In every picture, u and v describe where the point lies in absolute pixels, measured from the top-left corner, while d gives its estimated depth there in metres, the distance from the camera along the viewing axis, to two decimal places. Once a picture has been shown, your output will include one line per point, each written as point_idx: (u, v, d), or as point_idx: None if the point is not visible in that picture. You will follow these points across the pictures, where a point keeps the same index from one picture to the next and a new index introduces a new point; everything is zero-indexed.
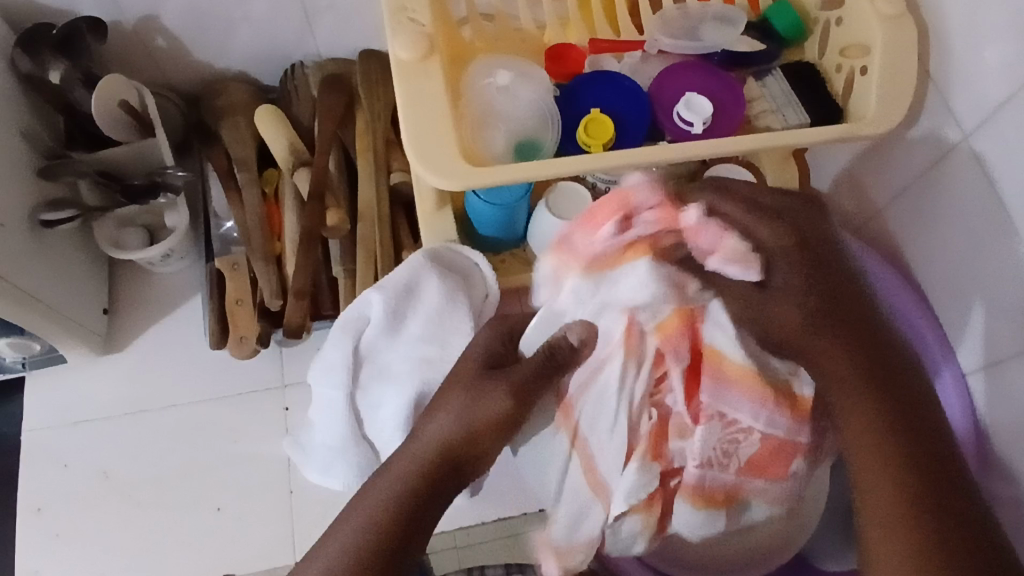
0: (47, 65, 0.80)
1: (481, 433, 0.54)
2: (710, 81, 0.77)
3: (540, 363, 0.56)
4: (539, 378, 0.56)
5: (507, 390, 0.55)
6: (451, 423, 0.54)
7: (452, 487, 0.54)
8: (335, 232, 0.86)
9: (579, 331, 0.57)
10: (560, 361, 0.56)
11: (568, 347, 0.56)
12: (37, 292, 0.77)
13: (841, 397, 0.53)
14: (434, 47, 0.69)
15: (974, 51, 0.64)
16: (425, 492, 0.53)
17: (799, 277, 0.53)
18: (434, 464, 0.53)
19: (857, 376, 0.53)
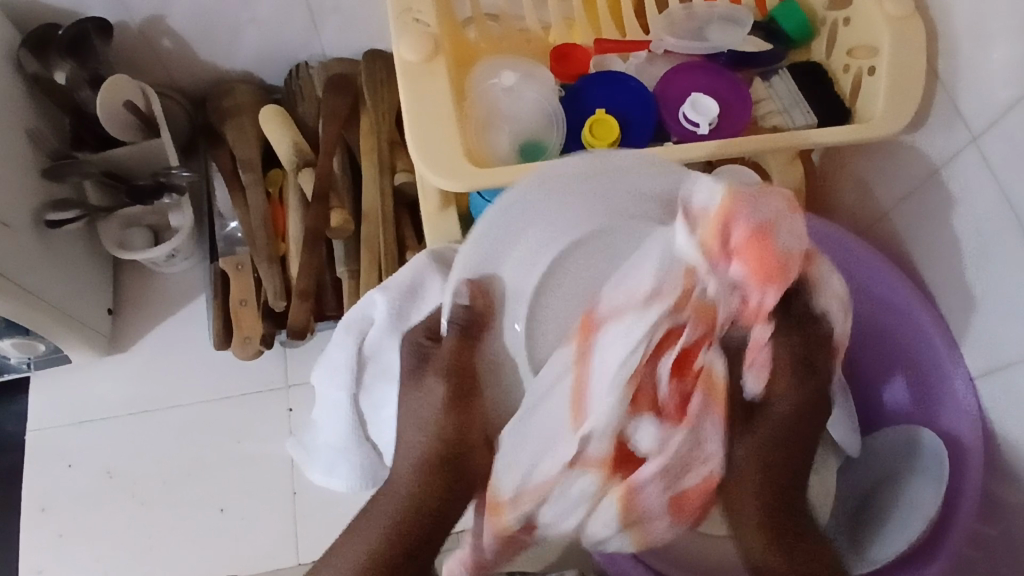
0: (52, 67, 0.80)
1: (454, 425, 0.52)
2: (716, 81, 0.76)
3: (455, 338, 0.54)
4: (465, 351, 0.54)
5: (443, 372, 0.54)
6: (420, 427, 0.53)
7: (453, 498, 0.52)
8: (340, 232, 0.85)
9: (462, 288, 0.54)
10: (466, 326, 0.54)
11: (462, 309, 0.54)
12: (41, 293, 0.77)
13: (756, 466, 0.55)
14: (439, 48, 0.69)
15: (982, 51, 0.64)
16: (421, 507, 0.52)
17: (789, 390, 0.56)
18: (419, 474, 0.52)
19: (770, 460, 0.55)
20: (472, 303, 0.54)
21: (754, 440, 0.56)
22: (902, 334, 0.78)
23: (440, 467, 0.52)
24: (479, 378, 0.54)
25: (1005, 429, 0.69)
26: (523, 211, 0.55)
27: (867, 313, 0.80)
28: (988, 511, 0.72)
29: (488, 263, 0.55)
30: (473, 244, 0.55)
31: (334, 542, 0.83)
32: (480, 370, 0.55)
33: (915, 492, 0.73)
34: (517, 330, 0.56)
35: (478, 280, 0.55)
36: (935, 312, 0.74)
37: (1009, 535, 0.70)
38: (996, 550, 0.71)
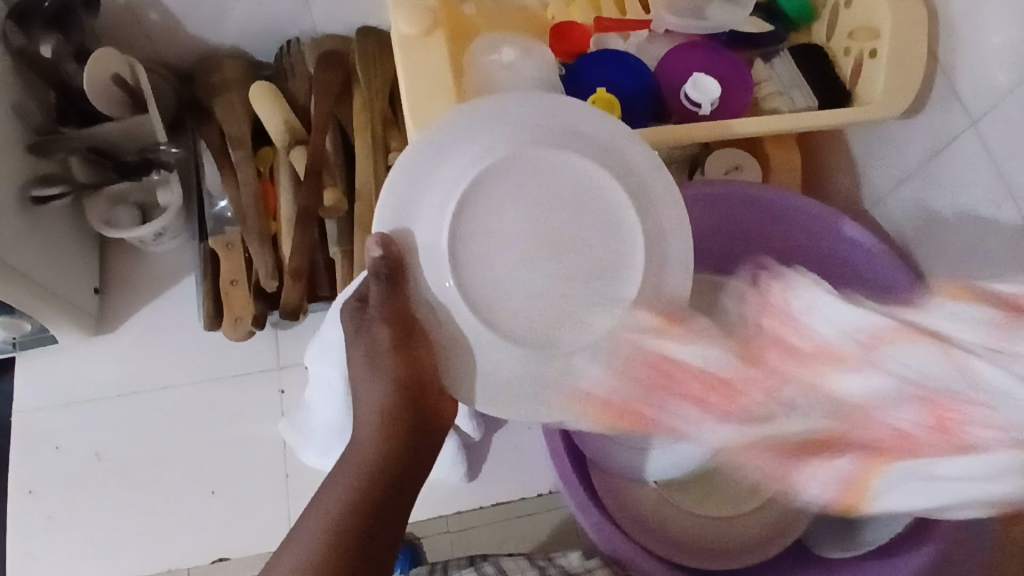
0: (38, 40, 0.78)
1: (405, 372, 0.56)
2: (717, 62, 0.75)
3: (380, 287, 0.56)
4: (393, 295, 0.56)
5: (378, 320, 0.56)
6: (373, 378, 0.57)
7: (414, 445, 0.57)
8: (333, 211, 0.85)
9: (374, 242, 0.55)
10: (387, 274, 0.55)
11: (376, 260, 0.55)
12: (28, 271, 0.75)
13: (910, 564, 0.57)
14: (438, 22, 0.67)
15: (986, 35, 0.63)
16: (389, 454, 0.56)
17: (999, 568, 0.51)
18: (383, 427, 0.57)
19: None
20: (387, 253, 0.55)
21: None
22: None
23: (402, 411, 0.57)
24: (417, 319, 0.57)
25: None
26: (451, 142, 0.57)
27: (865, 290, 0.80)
28: None
29: (409, 217, 0.57)
30: (393, 192, 0.56)
31: None
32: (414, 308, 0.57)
33: None
34: (448, 287, 0.56)
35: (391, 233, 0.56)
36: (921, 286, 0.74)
37: None
38: None
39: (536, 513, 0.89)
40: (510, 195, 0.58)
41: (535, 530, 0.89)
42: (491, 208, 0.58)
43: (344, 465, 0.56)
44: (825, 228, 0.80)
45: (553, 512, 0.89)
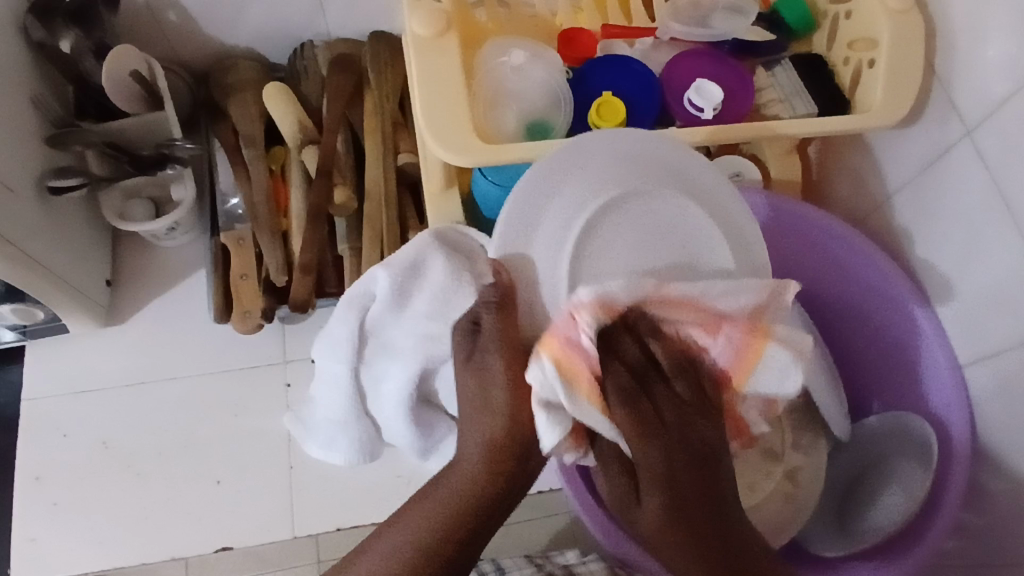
0: (58, 34, 0.80)
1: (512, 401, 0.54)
2: (720, 68, 0.78)
3: (492, 313, 0.55)
4: (509, 321, 0.55)
5: (493, 349, 0.54)
6: (482, 410, 0.55)
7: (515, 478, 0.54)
8: (342, 209, 0.87)
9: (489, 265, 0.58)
10: (503, 298, 0.55)
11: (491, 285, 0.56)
12: (42, 259, 0.77)
13: (653, 534, 0.52)
14: (450, 24, 0.69)
15: (980, 48, 0.65)
16: (484, 481, 0.54)
17: (651, 445, 0.50)
18: (488, 460, 0.54)
19: (675, 511, 0.51)
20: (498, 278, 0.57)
21: (646, 454, 0.50)
22: (897, 327, 0.80)
23: (511, 446, 0.54)
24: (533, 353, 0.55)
25: (991, 418, 0.71)
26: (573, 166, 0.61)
27: (870, 305, 0.82)
28: (972, 498, 0.75)
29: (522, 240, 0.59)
30: (508, 223, 0.58)
31: (330, 517, 0.83)
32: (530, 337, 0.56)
33: (905, 478, 0.75)
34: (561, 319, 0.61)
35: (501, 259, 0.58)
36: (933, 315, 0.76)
37: (992, 522, 0.72)
38: (978, 535, 0.74)
39: (535, 517, 0.91)
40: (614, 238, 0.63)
41: (535, 532, 0.91)
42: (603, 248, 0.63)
43: (447, 485, 0.54)
44: (840, 243, 0.81)
45: (552, 517, 0.91)
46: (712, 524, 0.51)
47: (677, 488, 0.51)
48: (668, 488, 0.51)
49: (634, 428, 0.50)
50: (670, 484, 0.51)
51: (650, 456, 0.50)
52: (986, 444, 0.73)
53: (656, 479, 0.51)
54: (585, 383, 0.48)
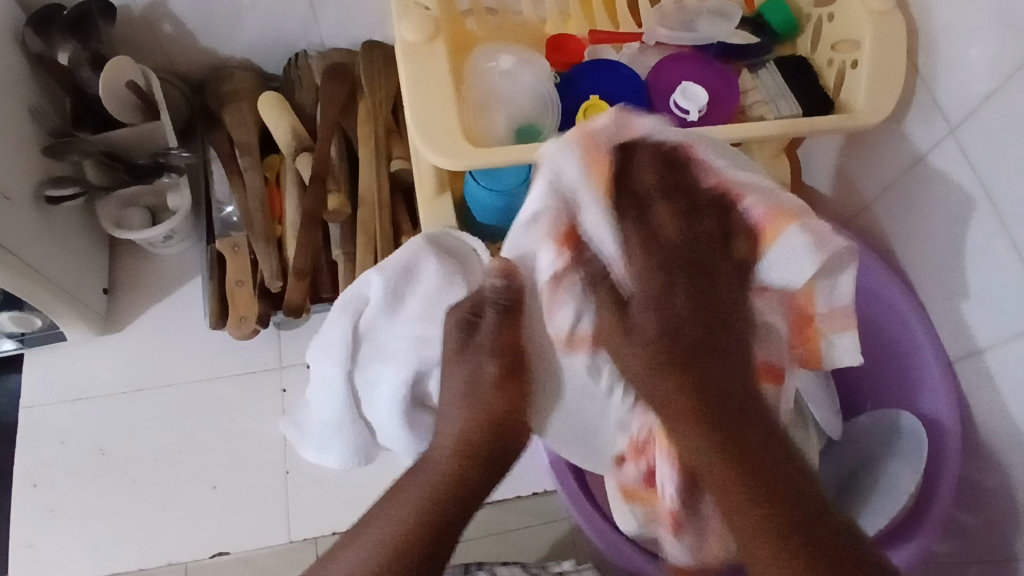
0: (56, 47, 0.82)
1: (503, 400, 0.52)
2: (706, 72, 0.79)
3: (496, 314, 0.52)
4: (512, 323, 0.53)
5: (489, 350, 0.52)
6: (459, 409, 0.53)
7: (486, 477, 0.53)
8: (336, 215, 0.88)
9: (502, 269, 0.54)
10: (506, 301, 0.53)
11: (499, 285, 0.53)
12: (39, 266, 0.78)
13: (638, 376, 0.48)
14: (439, 30, 0.71)
15: (961, 47, 0.66)
16: (457, 483, 0.52)
17: (643, 259, 0.48)
18: (458, 461, 0.53)
19: (670, 337, 0.46)
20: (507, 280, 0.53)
21: (635, 267, 0.48)
22: (888, 328, 0.80)
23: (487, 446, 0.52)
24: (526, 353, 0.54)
25: (982, 413, 0.72)
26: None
27: (861, 307, 0.82)
28: (965, 496, 0.75)
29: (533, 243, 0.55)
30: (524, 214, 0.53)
31: (326, 521, 0.83)
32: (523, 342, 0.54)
33: (896, 475, 0.75)
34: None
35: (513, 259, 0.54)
36: (923, 315, 0.77)
37: (986, 519, 0.72)
38: (972, 532, 0.74)
39: (532, 524, 0.91)
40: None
41: (531, 540, 0.91)
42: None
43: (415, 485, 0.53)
44: None
45: (548, 522, 0.92)
46: (714, 368, 0.46)
47: (688, 336, 0.46)
48: (679, 337, 0.46)
49: (639, 251, 0.48)
50: (674, 298, 0.47)
51: (645, 273, 0.47)
52: (977, 439, 0.73)
53: (669, 295, 0.47)
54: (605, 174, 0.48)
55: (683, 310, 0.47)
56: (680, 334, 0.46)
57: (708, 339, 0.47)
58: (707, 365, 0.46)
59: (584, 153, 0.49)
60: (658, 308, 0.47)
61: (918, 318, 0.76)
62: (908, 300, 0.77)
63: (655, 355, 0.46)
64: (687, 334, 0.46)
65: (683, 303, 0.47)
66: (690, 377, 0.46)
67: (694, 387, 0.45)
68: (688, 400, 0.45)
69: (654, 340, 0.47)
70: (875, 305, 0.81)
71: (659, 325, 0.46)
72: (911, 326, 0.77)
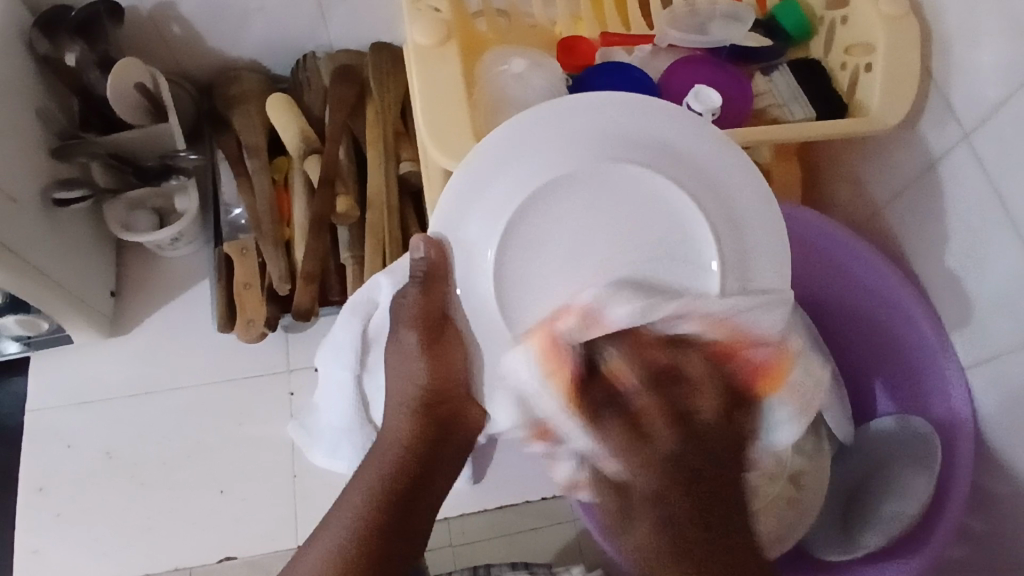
0: (63, 48, 0.81)
1: (435, 370, 0.61)
2: (719, 74, 0.79)
3: (416, 287, 0.58)
4: (428, 293, 0.58)
5: (407, 322, 0.60)
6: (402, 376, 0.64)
7: (438, 443, 0.64)
8: (344, 218, 0.87)
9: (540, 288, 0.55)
10: (425, 277, 0.57)
11: (419, 260, 0.57)
12: (46, 270, 0.77)
13: (640, 552, 0.46)
14: (452, 33, 0.70)
15: (977, 52, 0.66)
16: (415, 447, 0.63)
17: (659, 465, 0.46)
18: (416, 427, 0.64)
19: (670, 480, 0.46)
20: (428, 255, 0.56)
21: (665, 440, 0.47)
22: (902, 333, 0.79)
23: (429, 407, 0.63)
24: (448, 316, 0.60)
25: (996, 420, 0.71)
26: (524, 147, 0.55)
27: (874, 311, 0.81)
28: (978, 504, 0.74)
29: (458, 220, 0.56)
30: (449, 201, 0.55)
31: None
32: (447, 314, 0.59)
33: (907, 482, 0.75)
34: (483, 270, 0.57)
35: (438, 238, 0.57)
36: (937, 322, 0.75)
37: (1000, 527, 0.71)
38: (986, 540, 0.73)
39: (540, 529, 0.91)
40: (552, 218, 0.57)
41: (540, 546, 0.90)
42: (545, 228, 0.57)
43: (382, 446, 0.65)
44: (844, 250, 0.81)
45: (557, 527, 0.91)
46: (721, 523, 0.45)
47: (682, 477, 0.45)
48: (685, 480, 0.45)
49: (626, 443, 0.48)
50: (672, 465, 0.46)
51: (668, 440, 0.47)
52: (990, 446, 0.72)
53: (658, 456, 0.46)
54: (561, 378, 0.51)
55: (683, 459, 0.46)
56: (676, 475, 0.46)
57: (717, 494, 0.46)
58: (702, 503, 0.45)
59: (545, 362, 0.52)
60: (659, 466, 0.46)
61: (929, 322, 0.76)
62: (921, 304, 0.76)
63: (653, 513, 0.45)
64: (685, 495, 0.45)
65: (674, 450, 0.46)
66: (692, 524, 0.44)
67: (687, 521, 0.45)
68: (687, 542, 0.44)
69: (652, 509, 0.46)
70: (888, 309, 0.80)
71: (669, 479, 0.46)
72: (923, 332, 0.76)
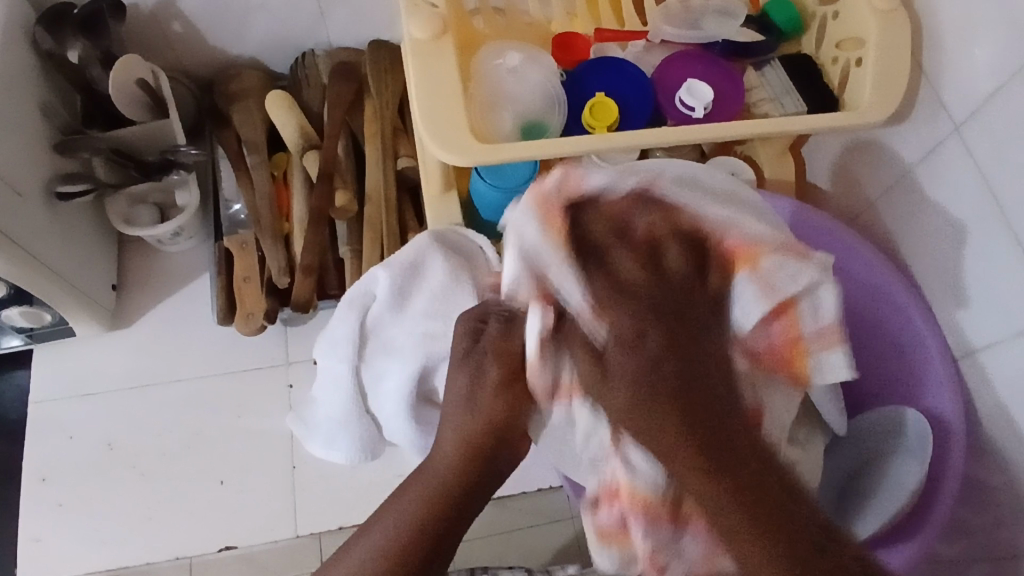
0: (66, 45, 0.82)
1: (497, 409, 0.56)
2: (711, 68, 0.80)
3: (499, 324, 0.57)
4: (510, 333, 0.57)
5: (489, 354, 0.57)
6: (461, 408, 0.57)
7: (488, 482, 0.58)
8: (343, 212, 0.88)
9: (525, 279, 0.54)
10: (510, 314, 0.57)
11: (506, 302, 0.58)
12: (49, 262, 0.78)
13: (635, 431, 0.46)
14: (447, 28, 0.71)
15: (966, 45, 0.67)
16: (460, 485, 0.57)
17: (617, 306, 0.48)
18: (460, 457, 0.57)
19: (645, 402, 0.45)
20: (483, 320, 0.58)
21: (614, 321, 0.47)
22: (896, 327, 0.80)
23: (479, 440, 0.57)
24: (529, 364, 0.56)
25: (988, 411, 0.72)
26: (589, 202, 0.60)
27: (868, 305, 0.82)
28: (971, 493, 0.75)
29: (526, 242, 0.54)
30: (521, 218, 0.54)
31: (331, 517, 0.84)
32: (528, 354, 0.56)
33: (900, 468, 0.75)
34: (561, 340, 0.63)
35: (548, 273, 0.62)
36: (926, 310, 0.77)
37: (992, 516, 0.72)
38: (977, 529, 0.74)
39: (536, 522, 0.92)
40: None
41: (537, 538, 0.91)
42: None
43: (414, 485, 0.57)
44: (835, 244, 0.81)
45: (553, 520, 0.92)
46: (698, 399, 0.45)
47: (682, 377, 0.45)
48: (677, 407, 0.44)
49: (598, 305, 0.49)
50: (660, 344, 0.46)
51: (619, 321, 0.47)
52: (982, 436, 0.73)
53: (635, 321, 0.47)
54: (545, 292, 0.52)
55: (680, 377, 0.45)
56: (660, 359, 0.45)
57: (698, 394, 0.45)
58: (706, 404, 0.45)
59: (543, 213, 0.53)
60: (629, 349, 0.46)
61: (920, 314, 0.76)
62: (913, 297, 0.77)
63: (634, 411, 0.46)
64: (694, 366, 0.46)
65: (628, 329, 0.47)
66: (697, 430, 0.44)
67: (688, 418, 0.44)
68: (675, 429, 0.44)
69: (635, 406, 0.45)
70: (881, 302, 0.80)
71: (635, 373, 0.46)
72: (916, 326, 0.77)
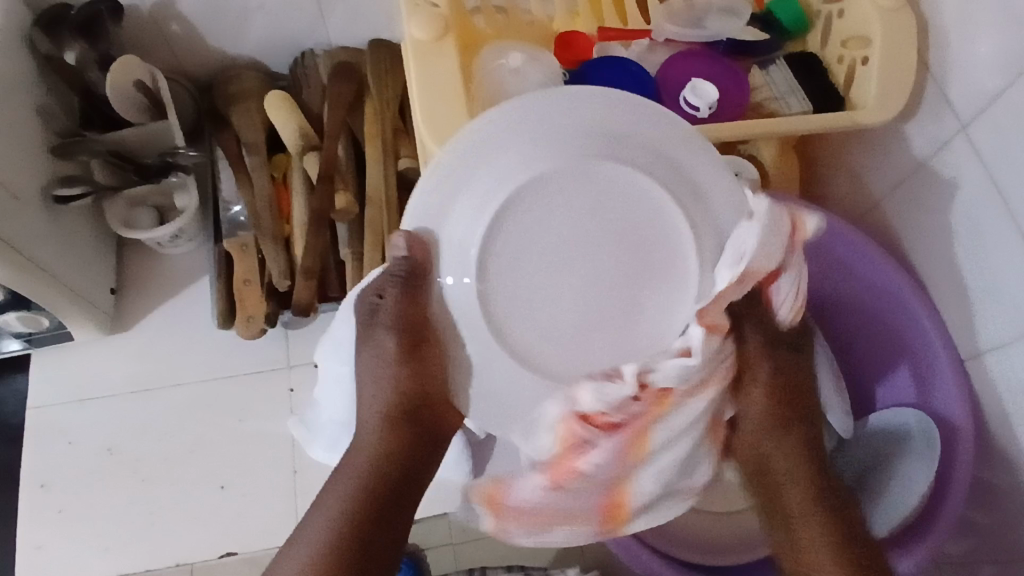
0: (64, 47, 0.82)
1: (410, 382, 0.56)
2: (714, 67, 0.79)
3: (396, 289, 0.54)
4: (407, 300, 0.54)
5: (385, 329, 0.55)
6: (376, 383, 0.58)
7: (425, 463, 0.59)
8: (344, 213, 0.88)
9: (397, 240, 0.53)
10: (402, 275, 0.53)
11: (398, 259, 0.53)
12: (47, 267, 0.77)
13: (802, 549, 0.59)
14: (448, 28, 0.70)
15: (973, 44, 0.66)
16: (393, 456, 0.58)
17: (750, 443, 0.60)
18: (386, 430, 0.58)
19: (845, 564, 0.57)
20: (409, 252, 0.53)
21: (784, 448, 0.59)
22: (904, 327, 0.79)
23: (401, 418, 0.57)
24: (426, 328, 0.54)
25: (997, 413, 0.71)
26: (492, 147, 0.52)
27: (876, 305, 0.81)
28: (979, 495, 0.74)
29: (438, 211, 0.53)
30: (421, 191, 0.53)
31: None
32: (433, 319, 0.55)
33: (912, 471, 0.75)
34: (466, 284, 0.53)
35: (419, 234, 0.54)
36: (931, 310, 0.76)
37: (1001, 518, 0.71)
38: (984, 531, 0.73)
39: None
40: (541, 222, 0.52)
41: None
42: (507, 273, 0.52)
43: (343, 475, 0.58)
44: (844, 244, 0.80)
45: None
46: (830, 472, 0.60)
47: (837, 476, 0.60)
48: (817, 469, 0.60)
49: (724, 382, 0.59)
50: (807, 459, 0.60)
51: (787, 442, 0.59)
52: (990, 437, 0.72)
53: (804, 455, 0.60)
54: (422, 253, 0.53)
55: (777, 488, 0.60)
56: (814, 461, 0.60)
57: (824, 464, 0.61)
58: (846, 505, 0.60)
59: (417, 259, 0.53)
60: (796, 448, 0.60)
61: (927, 315, 0.75)
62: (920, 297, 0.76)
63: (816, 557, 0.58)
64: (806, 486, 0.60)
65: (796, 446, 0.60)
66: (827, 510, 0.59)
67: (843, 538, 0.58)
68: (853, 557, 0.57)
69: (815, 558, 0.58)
70: (889, 303, 0.79)
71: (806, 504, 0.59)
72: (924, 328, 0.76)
